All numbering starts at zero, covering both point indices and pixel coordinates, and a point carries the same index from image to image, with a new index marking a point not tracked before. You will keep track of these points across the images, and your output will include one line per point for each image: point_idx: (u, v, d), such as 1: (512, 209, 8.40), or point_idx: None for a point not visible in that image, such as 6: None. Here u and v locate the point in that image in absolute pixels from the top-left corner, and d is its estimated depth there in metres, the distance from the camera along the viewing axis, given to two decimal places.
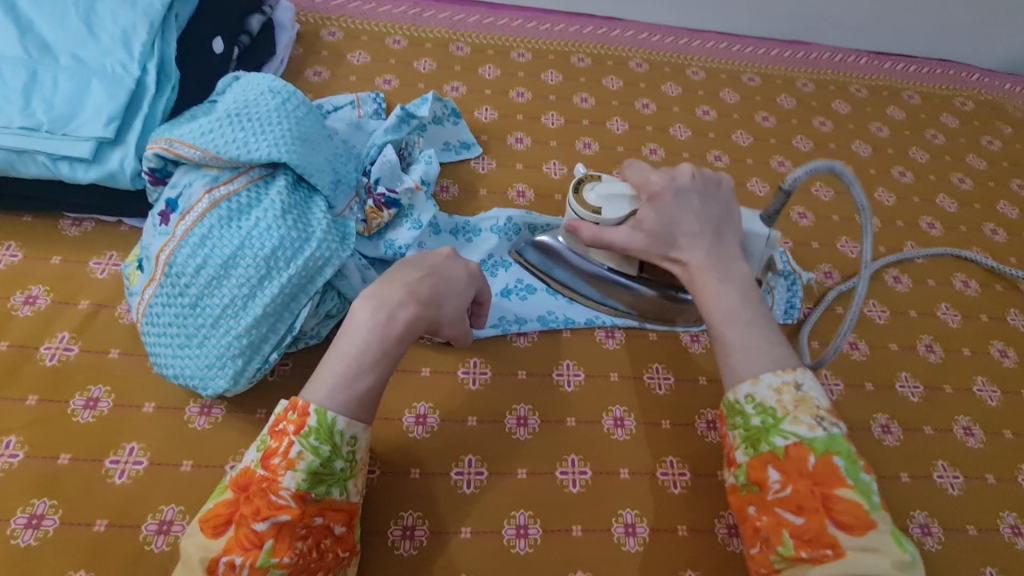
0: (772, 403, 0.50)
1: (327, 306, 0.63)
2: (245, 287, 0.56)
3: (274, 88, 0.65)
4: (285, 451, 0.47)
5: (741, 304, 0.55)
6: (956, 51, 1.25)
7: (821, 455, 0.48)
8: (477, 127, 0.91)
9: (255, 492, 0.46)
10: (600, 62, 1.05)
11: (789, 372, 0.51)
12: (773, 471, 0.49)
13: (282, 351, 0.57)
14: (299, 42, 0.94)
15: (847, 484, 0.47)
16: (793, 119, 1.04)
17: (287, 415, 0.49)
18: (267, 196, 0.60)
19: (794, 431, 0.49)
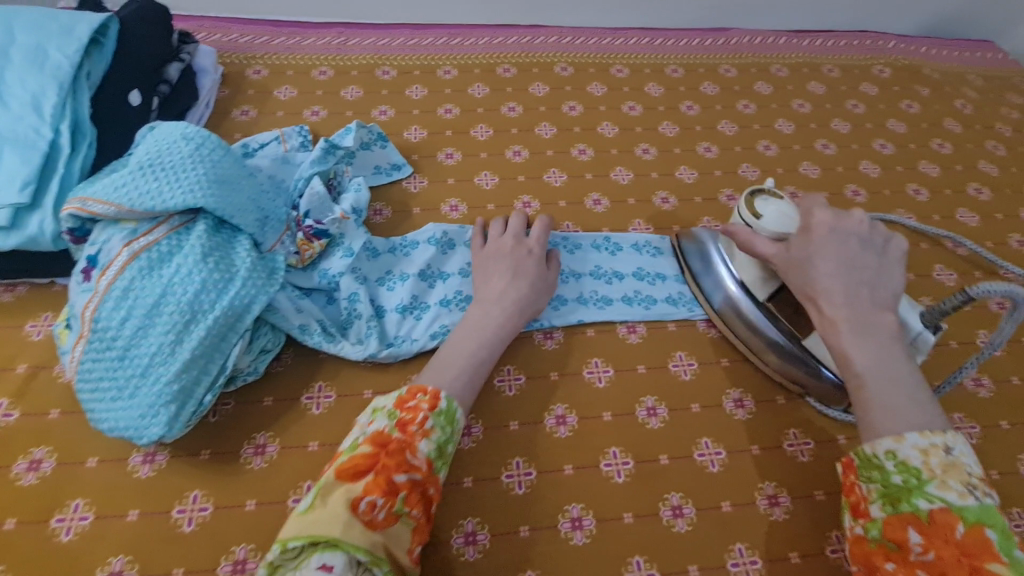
0: (916, 463, 0.49)
1: (260, 342, 0.64)
2: (171, 333, 0.57)
3: (187, 135, 0.65)
4: (420, 422, 0.55)
5: (891, 357, 0.54)
6: (871, 21, 1.30)
7: (971, 525, 0.46)
8: (407, 147, 0.93)
9: (396, 448, 0.53)
10: (524, 71, 1.08)
11: (936, 434, 0.50)
12: (913, 532, 0.47)
13: (215, 392, 0.59)
14: (223, 83, 0.96)
15: (999, 560, 0.44)
16: (717, 105, 1.07)
17: (416, 394, 0.58)
18: (187, 242, 0.61)
19: (940, 495, 0.48)
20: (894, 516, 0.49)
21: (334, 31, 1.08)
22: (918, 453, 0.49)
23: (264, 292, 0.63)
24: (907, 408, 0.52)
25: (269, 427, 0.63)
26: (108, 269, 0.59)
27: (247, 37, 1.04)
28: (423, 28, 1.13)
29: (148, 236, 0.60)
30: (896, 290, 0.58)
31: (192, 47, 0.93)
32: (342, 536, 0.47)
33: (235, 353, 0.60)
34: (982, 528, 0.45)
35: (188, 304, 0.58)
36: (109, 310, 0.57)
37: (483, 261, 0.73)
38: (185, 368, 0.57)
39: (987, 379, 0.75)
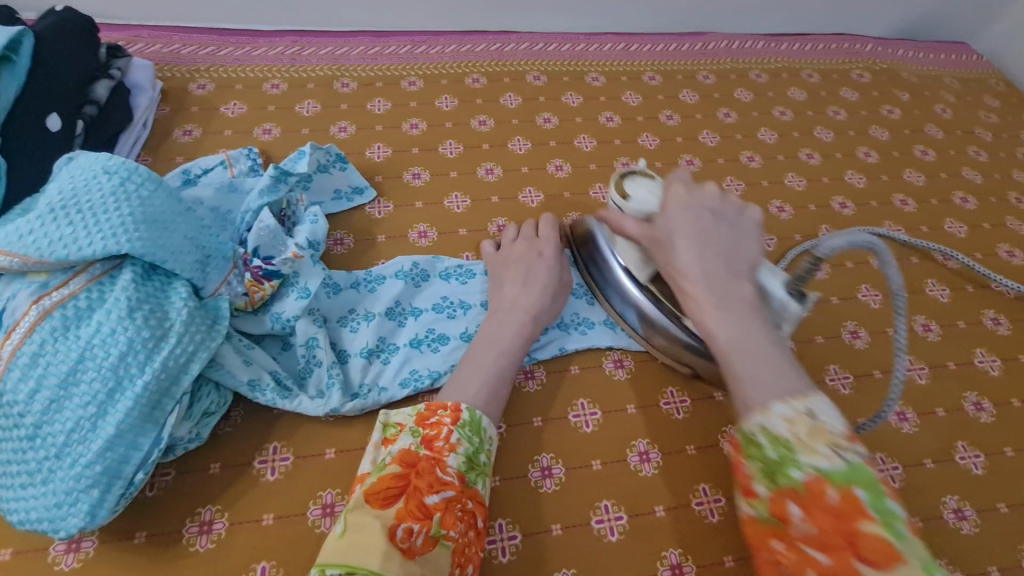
0: (785, 433, 0.40)
1: (202, 404, 0.56)
2: (91, 405, 0.49)
3: (109, 168, 0.57)
4: (446, 437, 0.52)
5: (752, 326, 0.47)
6: (848, 24, 1.27)
7: (842, 488, 0.37)
8: (370, 168, 0.85)
9: (425, 467, 0.49)
10: (495, 82, 1.01)
11: (800, 401, 0.42)
12: (792, 507, 0.38)
13: (148, 469, 0.50)
14: (163, 101, 0.87)
15: (872, 519, 0.36)
16: (697, 114, 1.03)
17: (437, 410, 0.54)
18: (111, 294, 0.53)
19: (811, 462, 0.38)
20: (775, 494, 0.39)
21: (288, 41, 1.00)
22: (783, 420, 0.41)
23: (204, 348, 0.55)
24: (779, 382, 0.43)
25: (216, 500, 0.56)
26: (12, 332, 0.50)
27: (191, 48, 0.95)
28: (384, 35, 1.06)
29: (62, 291, 0.52)
30: (753, 260, 0.52)
31: (125, 61, 0.84)
32: (382, 569, 0.42)
33: (170, 422, 0.52)
34: (853, 487, 0.37)
35: (110, 370, 0.50)
36: (13, 382, 0.48)
37: (498, 270, 0.71)
38: (108, 446, 0.49)
39: (985, 403, 0.73)
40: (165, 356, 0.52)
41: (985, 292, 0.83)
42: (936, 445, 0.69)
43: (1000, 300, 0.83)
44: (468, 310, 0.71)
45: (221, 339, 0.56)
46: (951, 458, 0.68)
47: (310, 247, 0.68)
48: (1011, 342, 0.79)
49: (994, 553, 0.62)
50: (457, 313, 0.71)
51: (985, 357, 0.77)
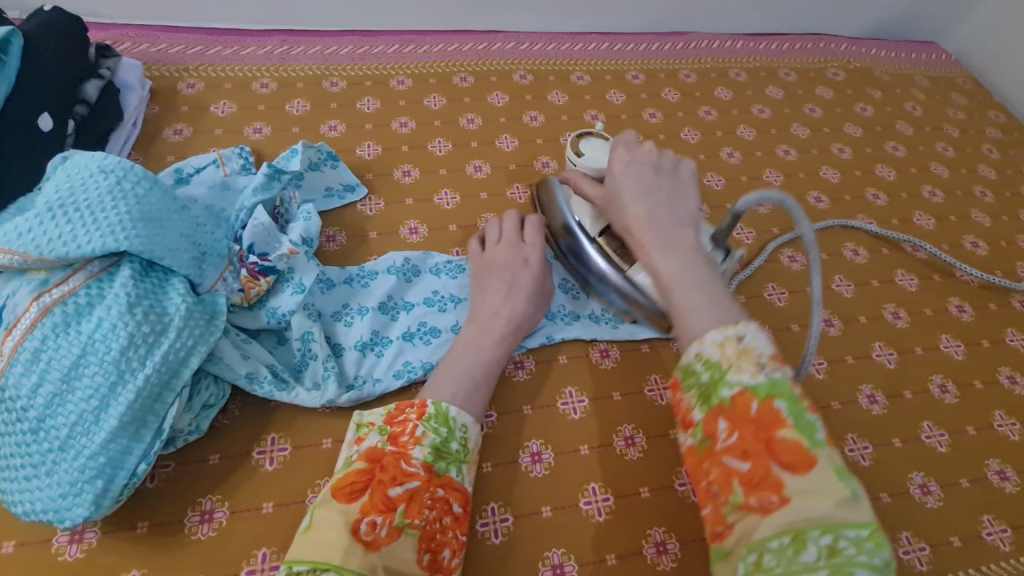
0: (715, 357, 0.46)
1: (201, 397, 0.58)
2: (93, 398, 0.50)
3: (105, 167, 0.58)
4: (411, 431, 0.54)
5: (689, 261, 0.53)
6: (824, 24, 1.31)
7: (763, 400, 0.43)
8: (360, 166, 0.87)
9: (390, 461, 0.51)
10: (482, 80, 1.03)
11: (730, 326, 0.47)
12: (720, 422, 0.45)
13: (150, 460, 0.52)
14: (152, 100, 0.87)
15: (787, 426, 0.42)
16: (679, 112, 1.06)
17: (404, 408, 0.56)
18: (110, 290, 0.54)
19: (737, 380, 0.45)
20: (707, 411, 0.46)
21: (277, 40, 1.01)
22: (715, 346, 0.47)
23: (203, 343, 0.56)
24: (708, 308, 0.49)
25: (216, 490, 0.57)
26: (12, 328, 0.51)
27: (178, 47, 0.96)
28: (372, 33, 1.07)
29: (61, 287, 0.53)
30: (693, 212, 0.59)
31: (114, 61, 0.84)
32: (342, 560, 0.44)
33: (172, 414, 0.53)
34: (774, 398, 0.43)
35: (111, 364, 0.51)
36: (14, 376, 0.50)
37: (483, 274, 0.71)
38: (111, 437, 0.50)
39: (949, 385, 0.77)
40: (165, 350, 0.53)
41: (950, 281, 0.88)
42: (903, 426, 0.73)
43: (964, 288, 0.88)
44: (459, 304, 0.73)
45: (219, 333, 0.57)
46: (917, 438, 0.72)
47: (304, 248, 0.69)
48: (974, 328, 0.83)
49: (956, 524, 0.66)
50: (447, 306, 0.73)
51: (950, 342, 0.81)
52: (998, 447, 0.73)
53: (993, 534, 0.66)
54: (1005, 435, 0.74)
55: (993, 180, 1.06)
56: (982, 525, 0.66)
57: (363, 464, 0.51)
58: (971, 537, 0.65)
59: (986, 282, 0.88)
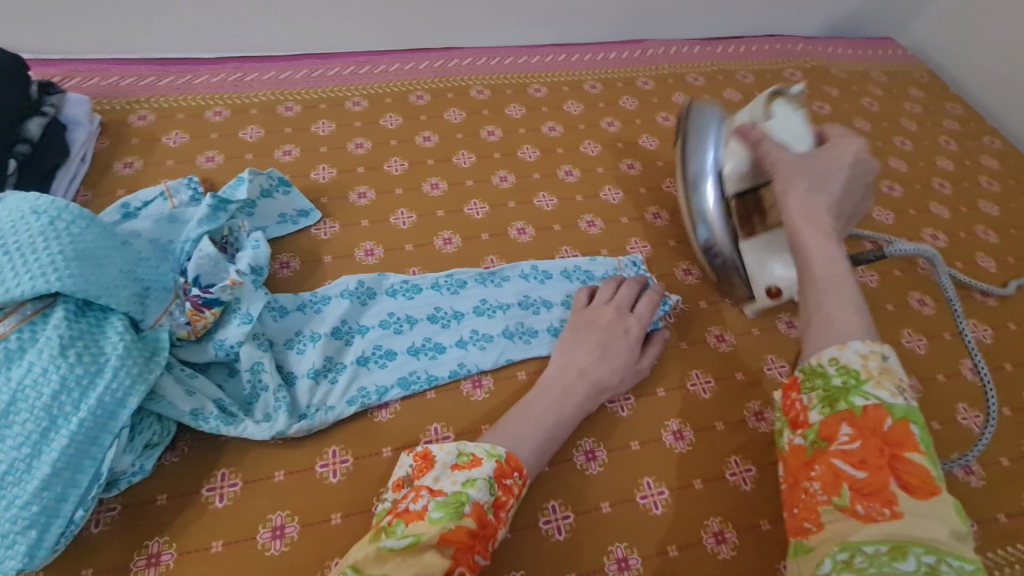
0: (856, 366, 0.49)
1: (143, 437, 0.57)
2: (25, 445, 0.49)
3: (38, 208, 0.57)
4: (508, 508, 0.55)
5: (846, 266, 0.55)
6: (781, 25, 1.32)
7: (899, 419, 0.46)
8: (315, 189, 0.87)
9: (489, 533, 0.52)
10: (438, 98, 1.03)
11: (876, 344, 0.50)
12: (845, 426, 0.47)
13: (88, 505, 0.51)
14: (102, 134, 0.87)
15: (918, 450, 0.45)
16: (637, 119, 1.06)
17: (516, 474, 0.56)
18: (42, 333, 0.53)
19: (875, 393, 0.47)
20: (830, 415, 0.49)
21: (231, 68, 1.00)
22: (858, 356, 0.49)
23: (142, 382, 0.55)
24: (847, 320, 0.52)
25: (164, 531, 0.56)
26: None
27: (129, 79, 0.96)
28: (327, 56, 1.07)
29: None
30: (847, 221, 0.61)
31: (60, 97, 0.84)
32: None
33: (109, 457, 0.52)
34: (909, 422, 0.46)
35: (43, 410, 0.50)
36: None
37: (579, 329, 0.71)
38: (43, 485, 0.49)
39: (912, 380, 0.77)
40: (100, 391, 0.52)
41: (911, 276, 0.88)
42: None
43: (925, 282, 0.88)
44: (415, 325, 0.73)
45: (160, 370, 0.56)
46: None
47: (250, 279, 0.68)
48: (936, 321, 0.83)
49: None
50: (404, 328, 0.72)
51: (912, 337, 0.81)
52: (961, 440, 0.72)
53: None
54: (969, 428, 0.74)
55: (951, 172, 1.07)
56: None
57: (474, 524, 0.50)
58: None
59: (946, 275, 0.88)
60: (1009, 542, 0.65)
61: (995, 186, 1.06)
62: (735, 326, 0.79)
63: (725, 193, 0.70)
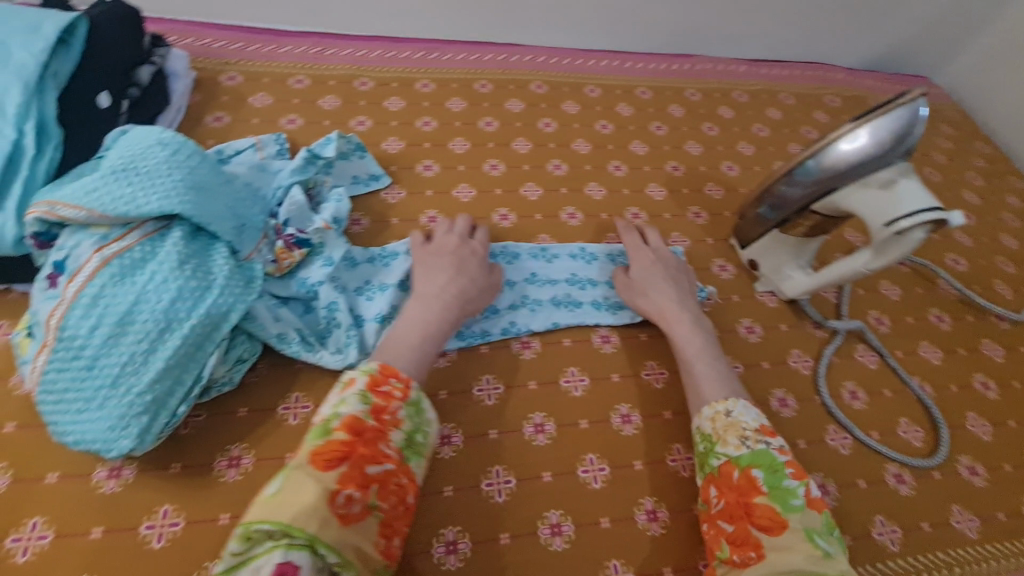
0: (709, 430, 0.62)
1: (236, 351, 0.63)
2: (144, 341, 0.56)
3: (163, 140, 0.64)
4: (393, 411, 0.55)
5: (703, 341, 0.71)
6: (824, 54, 1.39)
7: (744, 468, 0.57)
8: (385, 158, 0.94)
9: (370, 439, 0.52)
10: (500, 88, 1.10)
11: (721, 404, 0.63)
12: (712, 488, 0.59)
13: (190, 402, 0.58)
14: (195, 89, 0.94)
15: (762, 492, 0.55)
16: (683, 126, 1.13)
17: (389, 379, 0.57)
18: (162, 248, 0.60)
19: (723, 451, 0.59)
20: (705, 479, 0.61)
21: (312, 42, 1.08)
22: (709, 420, 0.63)
23: (242, 301, 0.62)
24: (707, 387, 0.66)
25: (244, 439, 0.62)
26: (75, 279, 0.57)
27: (221, 43, 1.03)
28: (399, 40, 1.14)
29: (120, 244, 0.59)
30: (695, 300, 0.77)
31: (164, 50, 0.91)
32: (317, 533, 0.45)
33: (209, 363, 0.59)
34: (752, 467, 0.57)
35: (161, 313, 0.57)
36: (75, 318, 0.55)
37: (425, 257, 0.73)
38: (156, 378, 0.55)
39: (925, 387, 0.82)
40: (208, 305, 0.59)
41: (930, 293, 0.93)
42: (883, 421, 0.77)
43: (944, 301, 0.93)
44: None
45: (256, 295, 0.63)
46: (894, 432, 0.77)
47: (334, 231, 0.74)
48: (952, 337, 0.89)
49: (928, 511, 0.70)
50: None
51: (929, 349, 0.87)
52: (970, 445, 0.77)
53: (961, 522, 0.70)
54: (977, 435, 0.79)
55: (976, 206, 1.12)
56: (952, 514, 0.71)
57: (344, 434, 0.51)
58: (943, 524, 0.70)
59: (964, 296, 0.94)
60: (1006, 538, 0.70)
61: (1017, 223, 1.11)
62: (765, 321, 0.85)
63: (810, 200, 0.75)
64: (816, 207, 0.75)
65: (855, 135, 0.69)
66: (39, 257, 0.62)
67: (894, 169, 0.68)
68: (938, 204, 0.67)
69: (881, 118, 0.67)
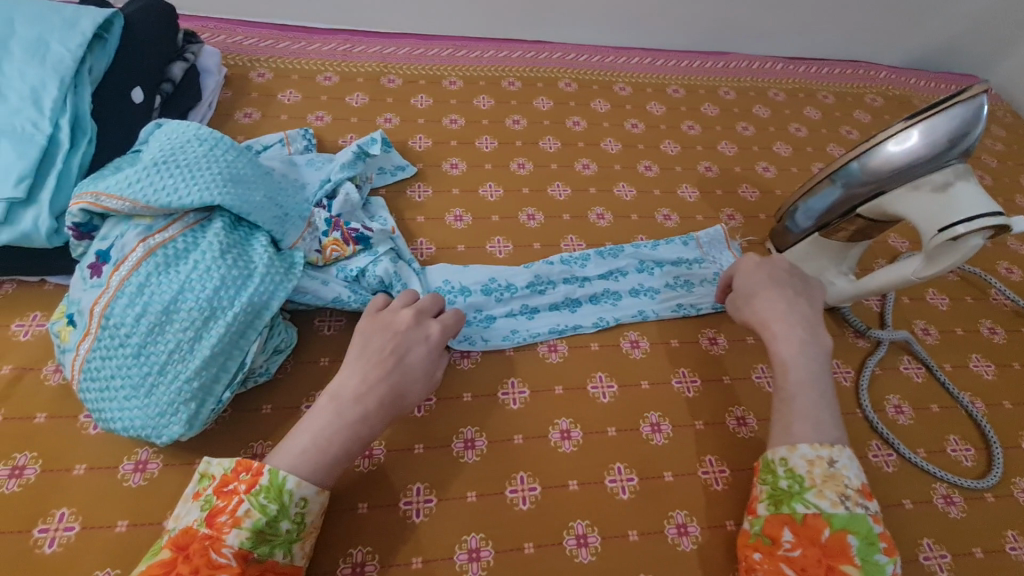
0: (802, 471, 0.56)
1: (274, 342, 0.63)
2: (190, 329, 0.56)
3: (200, 135, 0.64)
4: (233, 510, 0.49)
5: (814, 369, 0.62)
6: (866, 51, 1.33)
7: (836, 530, 0.52)
8: (412, 156, 0.93)
9: (196, 549, 0.46)
10: (528, 85, 1.08)
11: (825, 448, 0.56)
12: (787, 531, 0.54)
13: (234, 388, 0.58)
14: (226, 85, 0.95)
15: (853, 562, 0.50)
16: (717, 126, 1.09)
17: (239, 475, 0.51)
18: (204, 240, 0.60)
19: (816, 502, 0.54)
20: (775, 514, 0.56)
21: (341, 39, 1.08)
22: (806, 461, 0.56)
23: (282, 288, 0.62)
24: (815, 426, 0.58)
25: (268, 437, 0.62)
26: (120, 268, 0.57)
27: (252, 40, 1.04)
28: (427, 37, 1.13)
29: (165, 235, 0.59)
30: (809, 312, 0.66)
31: (197, 47, 0.92)
32: None
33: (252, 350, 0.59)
34: (847, 531, 0.52)
35: (206, 302, 0.57)
36: (123, 307, 0.55)
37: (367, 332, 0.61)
38: (202, 365, 0.56)
39: (975, 403, 0.77)
40: (250, 296, 0.59)
41: (980, 303, 0.88)
42: (931, 439, 0.73)
43: (997, 311, 0.88)
44: (515, 292, 0.76)
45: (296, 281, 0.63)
46: (942, 450, 0.72)
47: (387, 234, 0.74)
48: (1005, 350, 0.84)
49: (980, 535, 0.66)
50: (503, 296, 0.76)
51: (980, 362, 0.82)
52: None
53: (1017, 549, 0.66)
54: None
55: None
56: (1006, 540, 0.66)
57: (166, 552, 0.46)
58: (995, 550, 0.65)
59: (1018, 307, 0.88)
60: None
61: None
62: None
63: (853, 205, 0.71)
64: (861, 210, 0.71)
65: (907, 135, 0.65)
66: (76, 247, 0.62)
67: (950, 172, 0.64)
68: (999, 209, 0.63)
69: (937, 117, 0.63)
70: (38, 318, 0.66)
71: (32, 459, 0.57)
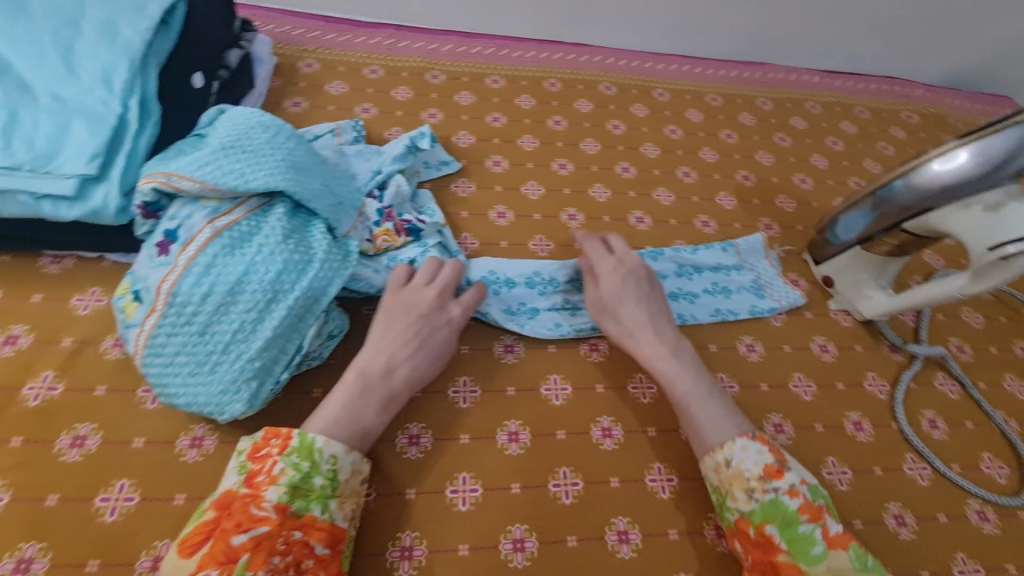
0: (716, 483, 0.59)
1: (329, 327, 0.64)
2: (253, 310, 0.58)
3: (264, 122, 0.65)
4: (269, 469, 0.50)
5: (695, 390, 0.63)
6: (902, 68, 1.34)
7: (759, 525, 0.55)
8: (456, 151, 0.94)
9: (237, 507, 0.47)
10: (568, 87, 1.09)
11: (718, 452, 0.59)
12: (738, 543, 0.57)
13: (292, 369, 0.59)
14: (276, 74, 0.97)
15: (783, 551, 0.53)
16: (754, 135, 1.10)
17: (269, 438, 0.52)
18: (267, 224, 0.62)
19: (736, 507, 0.57)
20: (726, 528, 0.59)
21: (387, 34, 1.09)
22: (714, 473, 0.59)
23: (339, 276, 0.63)
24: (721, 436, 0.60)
25: None
26: (188, 248, 0.59)
27: (300, 30, 1.05)
28: (469, 35, 1.15)
29: (229, 217, 0.61)
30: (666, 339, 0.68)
31: (250, 35, 0.93)
32: None
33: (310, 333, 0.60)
34: (766, 524, 0.54)
35: (268, 285, 0.59)
36: (189, 286, 0.57)
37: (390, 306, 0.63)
38: (263, 345, 0.57)
39: (1009, 422, 0.78)
40: (309, 280, 0.60)
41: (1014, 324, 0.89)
42: (965, 455, 0.74)
43: None
44: (559, 287, 0.77)
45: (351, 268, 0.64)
46: (976, 466, 0.73)
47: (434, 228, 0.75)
48: None
49: (1013, 552, 0.67)
50: (547, 289, 0.77)
51: (1014, 382, 0.82)
52: None
53: None
54: None
55: None
56: None
57: (210, 511, 0.47)
58: None
59: None
60: None
61: None
62: (840, 341, 0.82)
63: (898, 220, 0.72)
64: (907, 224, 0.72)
65: (956, 155, 0.65)
66: (142, 226, 0.63)
67: (1003, 192, 0.65)
68: None
69: (990, 137, 0.64)
70: (97, 294, 0.68)
71: (93, 430, 0.59)
